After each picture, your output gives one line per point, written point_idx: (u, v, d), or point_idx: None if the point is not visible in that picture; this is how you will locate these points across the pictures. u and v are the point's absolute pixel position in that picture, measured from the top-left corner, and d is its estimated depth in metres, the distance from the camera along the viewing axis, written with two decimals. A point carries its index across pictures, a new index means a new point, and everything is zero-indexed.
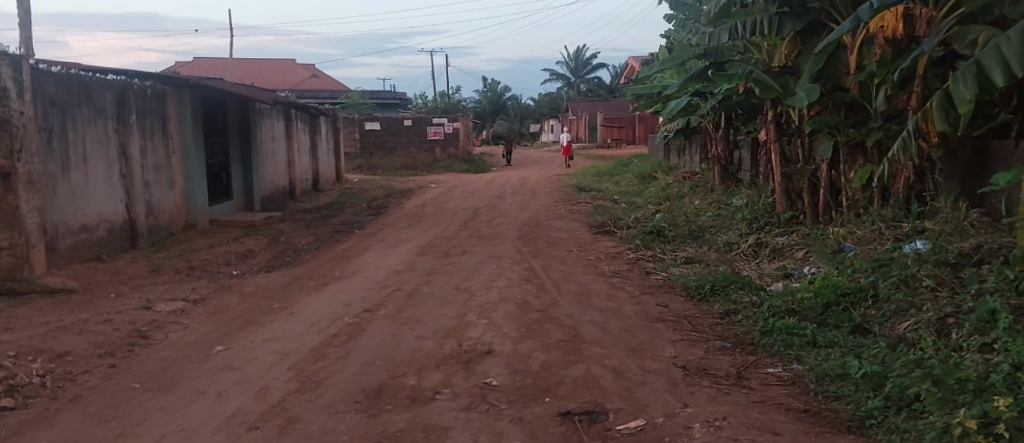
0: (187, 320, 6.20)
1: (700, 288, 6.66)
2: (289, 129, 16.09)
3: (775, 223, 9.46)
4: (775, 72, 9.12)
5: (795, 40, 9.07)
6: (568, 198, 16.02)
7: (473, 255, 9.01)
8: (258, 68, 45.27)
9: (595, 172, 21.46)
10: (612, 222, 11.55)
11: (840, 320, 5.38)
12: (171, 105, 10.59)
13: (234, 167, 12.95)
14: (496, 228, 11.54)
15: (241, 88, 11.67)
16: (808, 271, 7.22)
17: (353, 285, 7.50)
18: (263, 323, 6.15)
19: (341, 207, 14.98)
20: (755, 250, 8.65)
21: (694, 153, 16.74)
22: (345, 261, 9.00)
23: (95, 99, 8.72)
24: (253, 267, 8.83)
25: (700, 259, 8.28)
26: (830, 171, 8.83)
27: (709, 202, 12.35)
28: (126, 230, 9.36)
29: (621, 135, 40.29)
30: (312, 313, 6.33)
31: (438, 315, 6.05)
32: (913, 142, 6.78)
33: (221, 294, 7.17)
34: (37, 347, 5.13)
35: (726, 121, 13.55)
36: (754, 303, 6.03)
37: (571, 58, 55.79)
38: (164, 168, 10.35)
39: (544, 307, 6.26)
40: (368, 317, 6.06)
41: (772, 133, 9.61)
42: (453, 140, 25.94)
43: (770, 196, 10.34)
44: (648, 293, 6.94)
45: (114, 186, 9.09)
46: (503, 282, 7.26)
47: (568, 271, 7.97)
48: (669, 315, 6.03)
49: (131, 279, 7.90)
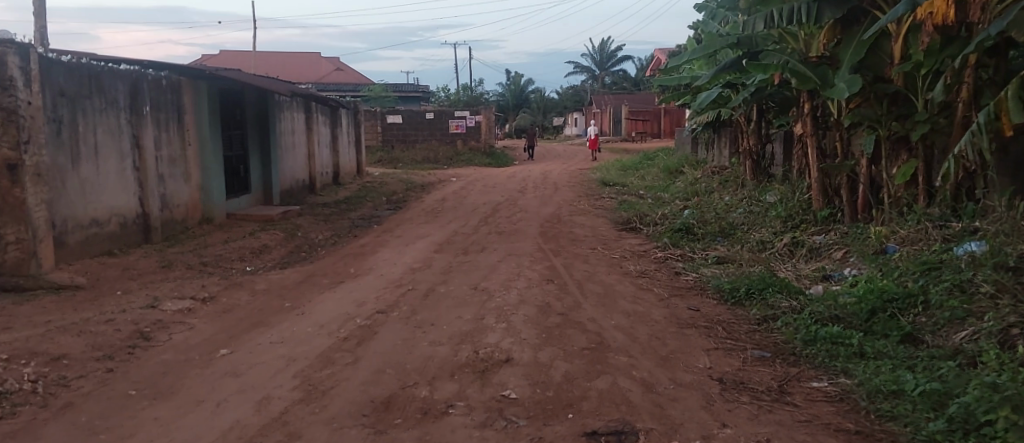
0: (193, 321, 5.93)
1: (736, 291, 6.28)
2: (309, 121, 15.85)
3: (813, 221, 9.09)
4: (813, 62, 8.69)
5: (834, 28, 8.70)
6: (592, 192, 15.65)
7: (492, 252, 8.67)
8: (281, 60, 45.23)
9: (619, 166, 21.02)
10: (638, 217, 11.16)
11: (888, 329, 4.97)
12: (187, 96, 10.34)
13: (252, 160, 12.72)
14: (517, 224, 11.21)
15: (259, 79, 11.41)
16: (850, 273, 6.85)
17: (367, 284, 7.20)
18: (271, 324, 5.86)
19: (360, 201, 14.73)
20: (791, 249, 8.33)
21: (723, 147, 16.26)
22: (361, 258, 8.71)
23: (106, 89, 8.48)
24: (266, 264, 8.58)
25: (733, 259, 7.93)
26: (871, 166, 8.42)
27: (740, 198, 11.94)
28: (139, 224, 9.13)
29: (647, 128, 39.86)
30: (323, 314, 6.04)
31: (454, 317, 5.72)
32: (985, 137, 6.22)
33: (230, 292, 6.89)
34: (32, 350, 4.88)
35: (759, 114, 13.08)
36: (795, 308, 5.62)
37: (595, 51, 55.20)
38: (179, 161, 10.11)
39: (567, 309, 5.91)
40: (380, 319, 5.75)
41: (809, 126, 9.15)
42: (474, 133, 25.61)
43: (806, 192, 9.94)
44: (678, 295, 6.56)
45: (126, 179, 8.86)
46: (523, 282, 6.92)
47: (592, 270, 7.60)
48: (703, 320, 5.65)
49: (141, 276, 7.65)
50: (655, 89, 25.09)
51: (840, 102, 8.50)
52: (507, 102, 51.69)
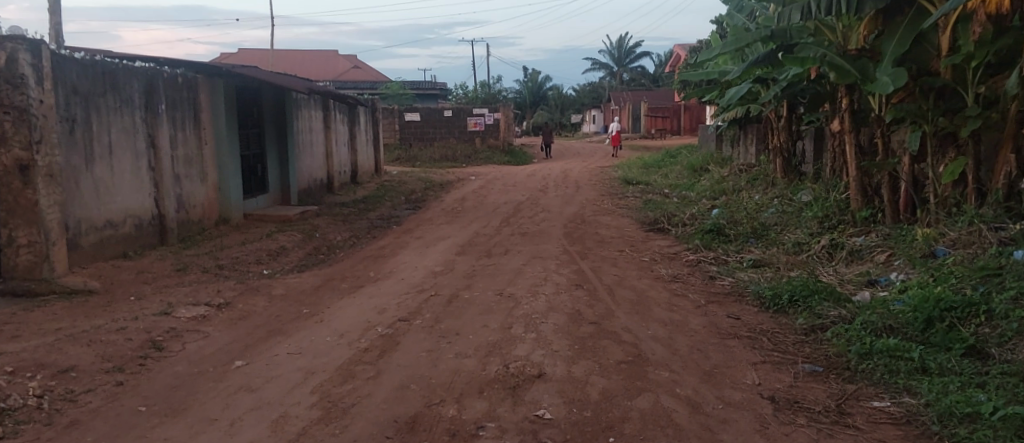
0: (208, 329, 5.67)
1: (778, 298, 5.95)
2: (328, 119, 15.63)
3: (851, 222, 8.74)
4: (852, 55, 8.32)
5: (876, 19, 8.31)
6: (615, 191, 15.30)
7: (516, 255, 8.37)
8: (299, 59, 45.20)
9: (641, 164, 20.64)
10: (666, 217, 10.81)
11: (949, 341, 4.61)
12: (203, 93, 10.11)
13: (270, 159, 12.49)
14: (540, 224, 10.89)
15: (276, 77, 11.17)
16: (897, 278, 6.52)
17: (388, 289, 6.92)
18: (289, 332, 5.60)
19: (380, 201, 14.49)
20: (830, 251, 8.01)
21: (750, 144, 15.86)
22: (380, 261, 8.44)
23: (120, 87, 8.25)
24: (284, 267, 8.33)
25: (769, 262, 7.61)
26: (914, 165, 8.06)
27: (771, 197, 11.58)
28: (154, 226, 8.91)
29: (667, 125, 39.39)
30: (342, 321, 5.76)
31: (480, 326, 5.43)
32: None
33: (247, 297, 6.64)
34: (39, 362, 4.64)
35: (789, 110, 12.66)
36: (844, 318, 5.29)
37: (613, 47, 54.70)
38: (195, 161, 9.89)
39: (599, 318, 5.60)
40: (403, 327, 5.47)
41: (847, 123, 8.77)
42: (493, 131, 25.27)
43: (843, 192, 9.59)
44: (716, 303, 6.24)
45: (141, 179, 8.64)
46: (550, 287, 6.61)
47: (622, 275, 7.27)
48: (745, 331, 5.34)
49: (156, 280, 7.43)
50: (675, 86, 24.65)
51: (881, 97, 8.13)
52: (525, 99, 51.89)
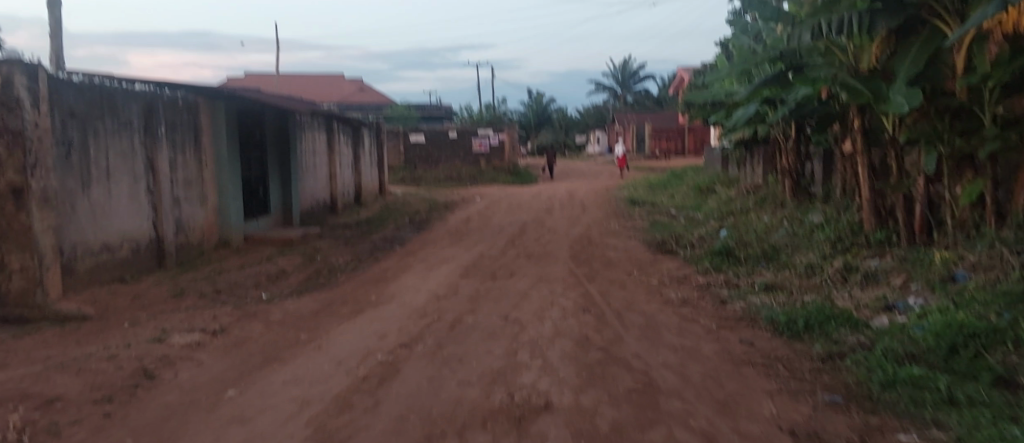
0: (202, 356, 5.48)
1: (793, 323, 5.77)
2: (331, 141, 15.53)
3: (864, 244, 8.56)
4: (864, 75, 8.18)
5: (888, 38, 8.17)
6: (621, 212, 15.10)
7: (521, 278, 8.16)
8: (305, 82, 45.33)
9: (646, 185, 20.46)
10: (673, 239, 10.62)
11: (975, 370, 4.41)
12: (204, 116, 10.00)
13: (273, 181, 12.36)
14: (546, 246, 10.70)
15: (278, 99, 11.07)
16: (915, 303, 6.37)
17: (390, 313, 6.72)
18: (285, 359, 5.40)
19: (383, 222, 14.33)
20: (843, 274, 7.83)
21: (757, 165, 15.70)
22: (382, 284, 8.24)
23: (119, 110, 8.13)
24: (284, 291, 8.15)
25: (781, 286, 7.43)
26: (928, 186, 7.90)
27: (781, 218, 11.39)
28: (152, 249, 8.74)
29: (671, 146, 39.27)
30: (342, 348, 5.57)
31: (484, 352, 5.23)
32: None
33: (244, 322, 6.44)
34: (25, 392, 4.45)
35: (797, 131, 12.52)
36: (863, 344, 5.09)
37: (618, 69, 54.80)
38: (195, 183, 9.75)
39: (607, 343, 5.39)
40: (404, 354, 5.27)
41: (859, 143, 8.60)
42: (498, 153, 25.17)
43: (855, 213, 9.41)
44: (728, 328, 6.04)
45: (139, 202, 8.49)
46: (557, 311, 6.40)
47: (631, 298, 7.06)
48: (760, 357, 5.16)
49: (152, 306, 7.24)
50: (680, 107, 24.55)
51: (894, 117, 7.98)
52: (529, 120, 51.34)
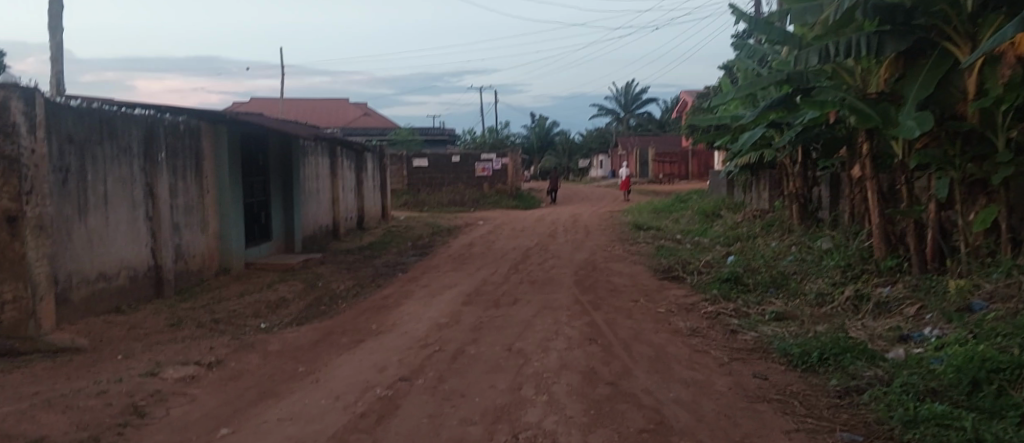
0: (195, 391, 5.30)
1: (806, 355, 5.59)
2: (334, 166, 15.43)
3: (876, 271, 8.39)
4: (873, 99, 8.04)
5: (896, 61, 8.04)
6: (626, 237, 14.93)
7: (525, 306, 7.98)
8: (309, 106, 45.43)
9: (651, 208, 20.31)
10: (680, 265, 10.44)
11: (1001, 407, 4.21)
12: (205, 141, 9.88)
13: (275, 206, 12.22)
14: (550, 272, 10.52)
15: (281, 123, 10.96)
16: (932, 333, 6.17)
17: (390, 343, 6.55)
18: (281, 394, 5.23)
19: (385, 247, 14.17)
20: (855, 303, 7.66)
21: (764, 189, 15.55)
22: (384, 312, 8.07)
23: (118, 135, 8.00)
24: (282, 320, 7.97)
25: (793, 316, 7.25)
26: (940, 212, 7.73)
27: (789, 244, 11.22)
28: (150, 277, 8.56)
29: (675, 170, 39.20)
30: (339, 382, 5.38)
31: (487, 386, 5.04)
32: None
33: (240, 354, 6.27)
34: (7, 434, 4.28)
35: (804, 155, 12.37)
36: (881, 378, 4.90)
37: (620, 93, 54.89)
38: (196, 209, 9.60)
39: (614, 377, 5.20)
40: (403, 388, 5.08)
41: (868, 169, 8.45)
42: (502, 177, 25.07)
43: (865, 239, 9.25)
44: (739, 360, 5.85)
45: (138, 229, 8.33)
46: (562, 342, 6.22)
47: (638, 328, 6.87)
48: (774, 393, 4.97)
49: (147, 336, 7.07)
50: (684, 130, 24.44)
51: (904, 141, 7.83)
52: (533, 144, 51.87)
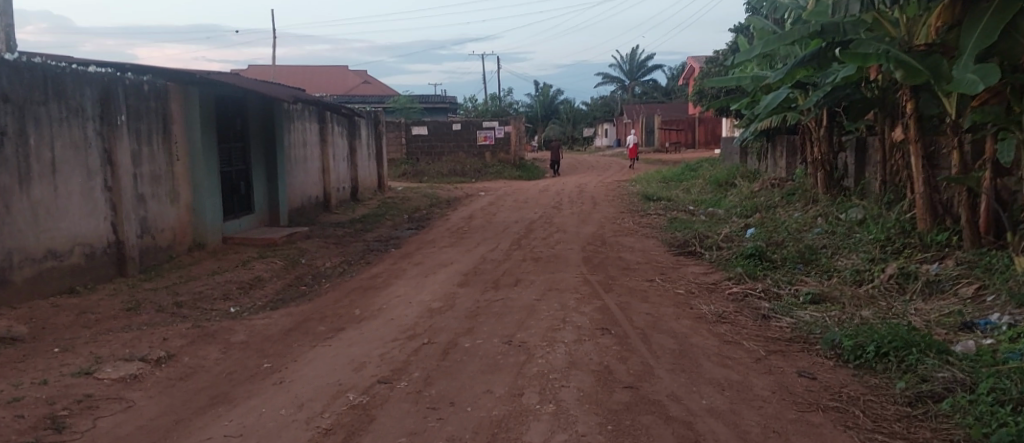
0: (134, 396, 4.44)
1: (861, 349, 4.75)
2: (323, 133, 14.45)
3: (920, 246, 7.52)
4: (921, 51, 7.11)
5: (952, 7, 7.09)
6: (635, 208, 14.01)
7: (527, 288, 7.10)
8: (308, 73, 44.26)
9: (660, 178, 19.37)
10: (697, 239, 9.54)
11: None
12: (173, 104, 8.93)
13: (256, 177, 11.33)
14: (555, 248, 9.62)
15: (260, 85, 10.00)
16: (1002, 321, 5.36)
17: (372, 333, 5.68)
18: (236, 399, 4.38)
19: (378, 220, 13.29)
20: (901, 282, 6.80)
21: (782, 156, 14.57)
22: (370, 295, 7.19)
23: (69, 96, 7.05)
24: (255, 304, 7.12)
25: (831, 298, 6.39)
26: (998, 179, 6.92)
27: (814, 214, 10.32)
28: (111, 254, 7.66)
29: (681, 138, 38.09)
30: (306, 384, 4.52)
31: (482, 391, 4.18)
32: None
33: (197, 347, 5.42)
34: None
35: (829, 118, 11.42)
36: (962, 382, 4.04)
37: (625, 60, 53.47)
38: (163, 179, 8.69)
39: (633, 379, 4.33)
40: (382, 394, 4.22)
41: (913, 132, 7.59)
42: (504, 145, 24.06)
43: (905, 211, 8.35)
44: (778, 354, 4.98)
45: (96, 201, 7.39)
46: (571, 332, 5.36)
47: (656, 314, 6.00)
48: (828, 398, 4.12)
49: (98, 323, 6.19)
50: (692, 96, 23.28)
51: (960, 99, 6.92)
52: (536, 113, 50.75)
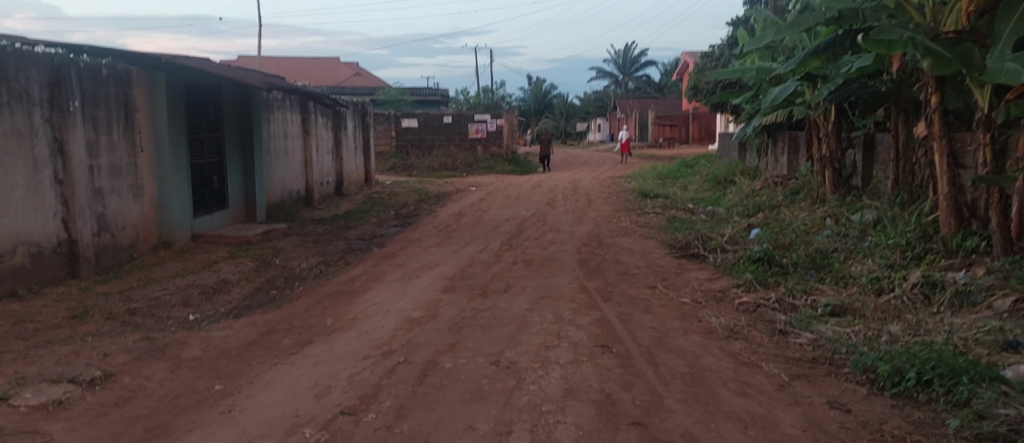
0: (54, 428, 3.78)
1: (899, 376, 4.14)
2: (305, 124, 13.75)
3: (943, 252, 6.93)
4: (951, 39, 6.49)
5: None
6: (632, 206, 13.38)
7: (518, 295, 6.47)
8: (298, 65, 43.49)
9: (655, 174, 18.75)
10: (699, 240, 8.92)
11: None
12: (137, 90, 8.24)
13: (229, 170, 10.63)
14: (549, 249, 9.00)
15: (233, 71, 9.30)
16: None
17: (342, 348, 5.04)
18: (173, 433, 3.73)
19: (362, 217, 12.64)
20: (926, 293, 6.19)
21: (784, 152, 13.96)
22: (345, 301, 6.55)
23: (11, 77, 6.36)
24: (217, 311, 6.48)
25: (853, 311, 5.78)
26: None
27: (823, 213, 9.70)
28: (62, 254, 6.97)
29: (676, 134, 37.46)
30: (258, 414, 3.89)
31: (462, 428, 3.56)
32: None
33: (141, 365, 4.76)
34: None
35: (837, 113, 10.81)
36: None
37: (619, 54, 52.82)
38: (124, 172, 8.00)
39: (640, 413, 3.71)
40: (344, 430, 3.59)
41: (936, 127, 6.98)
42: (496, 139, 23.38)
43: (925, 212, 7.74)
44: (803, 379, 4.37)
45: (43, 195, 6.71)
46: (567, 350, 4.73)
47: (661, 328, 5.37)
48: (870, 439, 3.52)
49: (36, 334, 5.53)
50: (687, 91, 22.71)
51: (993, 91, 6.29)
52: (530, 107, 49.74)
